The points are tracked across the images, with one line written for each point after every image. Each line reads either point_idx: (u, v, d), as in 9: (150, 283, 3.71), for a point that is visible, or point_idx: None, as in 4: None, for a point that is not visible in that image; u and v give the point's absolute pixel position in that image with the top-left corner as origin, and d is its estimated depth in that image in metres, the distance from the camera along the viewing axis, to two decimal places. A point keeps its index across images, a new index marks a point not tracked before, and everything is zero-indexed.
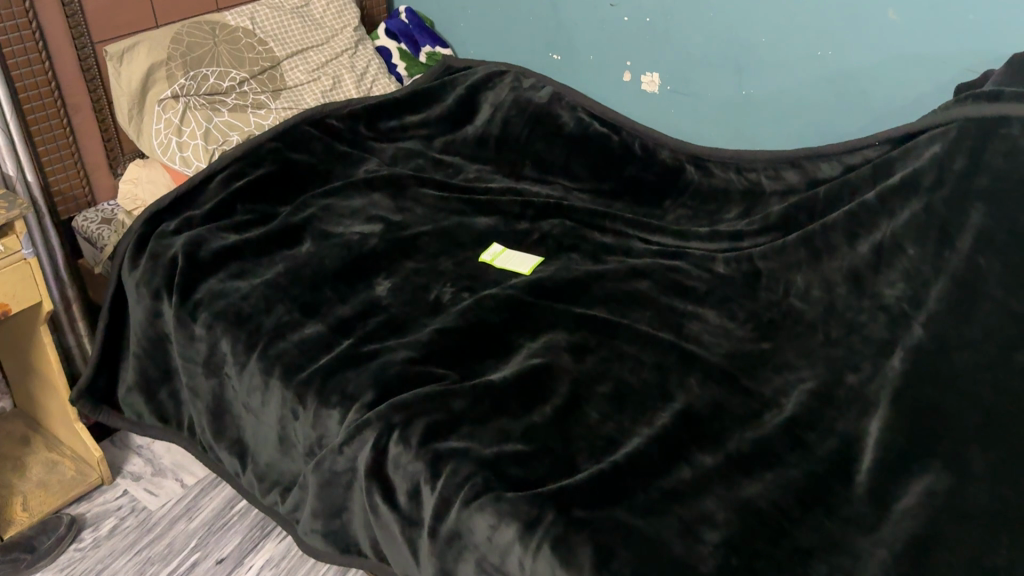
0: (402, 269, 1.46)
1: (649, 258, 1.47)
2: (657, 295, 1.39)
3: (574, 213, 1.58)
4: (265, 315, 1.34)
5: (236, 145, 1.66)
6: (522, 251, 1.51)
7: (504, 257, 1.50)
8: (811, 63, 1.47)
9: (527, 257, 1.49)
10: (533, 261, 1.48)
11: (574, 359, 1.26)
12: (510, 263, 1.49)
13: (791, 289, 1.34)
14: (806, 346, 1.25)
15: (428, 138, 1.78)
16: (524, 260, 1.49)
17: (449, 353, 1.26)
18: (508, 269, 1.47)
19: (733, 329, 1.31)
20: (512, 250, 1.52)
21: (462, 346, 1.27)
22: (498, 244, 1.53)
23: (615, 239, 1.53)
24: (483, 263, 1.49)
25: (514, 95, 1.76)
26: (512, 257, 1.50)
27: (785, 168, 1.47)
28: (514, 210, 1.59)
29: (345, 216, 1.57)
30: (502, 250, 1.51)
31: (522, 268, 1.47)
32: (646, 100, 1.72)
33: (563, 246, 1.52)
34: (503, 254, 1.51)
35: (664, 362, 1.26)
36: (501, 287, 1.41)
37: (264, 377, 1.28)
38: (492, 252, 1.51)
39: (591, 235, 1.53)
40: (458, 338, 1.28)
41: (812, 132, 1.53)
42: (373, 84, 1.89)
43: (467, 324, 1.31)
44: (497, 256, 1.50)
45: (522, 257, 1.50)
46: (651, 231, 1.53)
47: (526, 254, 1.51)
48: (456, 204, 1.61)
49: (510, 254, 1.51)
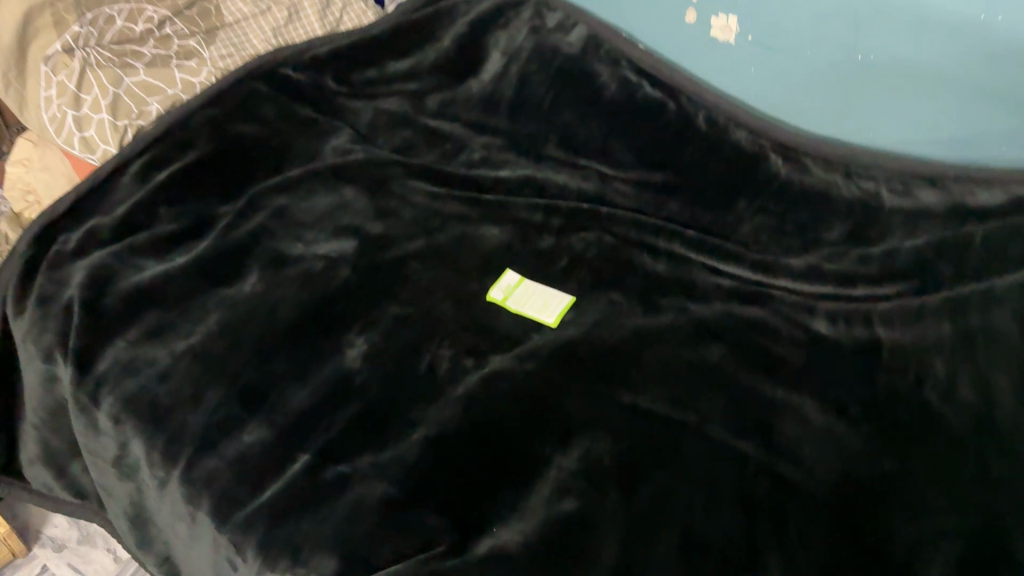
0: (382, 315, 1.07)
1: (720, 305, 1.08)
2: (734, 371, 1.01)
3: (616, 225, 1.18)
4: (190, 408, 0.97)
5: (158, 120, 1.22)
6: (545, 284, 1.12)
7: (520, 295, 1.10)
8: (965, 30, 1.03)
9: (554, 297, 1.10)
10: (560, 304, 1.09)
11: (621, 491, 0.90)
12: (528, 305, 1.09)
13: (926, 377, 0.98)
14: (952, 477, 0.89)
15: (418, 94, 1.35)
16: (548, 303, 1.09)
17: (450, 480, 0.90)
18: (526, 315, 1.08)
19: (844, 436, 0.94)
20: (532, 282, 1.12)
21: (467, 465, 0.91)
22: (513, 272, 1.13)
23: (673, 265, 1.13)
24: (492, 303, 1.10)
25: (535, 40, 1.35)
26: (532, 296, 1.10)
27: (917, 183, 1.12)
28: (536, 219, 1.19)
29: (307, 225, 1.16)
30: (518, 283, 1.12)
31: (545, 316, 1.08)
32: (715, 52, 1.27)
33: (602, 279, 1.12)
34: (519, 290, 1.11)
35: (750, 497, 0.89)
36: (517, 352, 1.03)
37: (191, 507, 0.92)
38: (504, 284, 1.11)
39: (640, 258, 1.14)
40: (462, 454, 0.92)
41: (953, 118, 1.11)
42: (343, 13, 1.44)
43: (472, 426, 0.95)
44: (512, 293, 1.11)
45: (545, 295, 1.10)
46: (720, 257, 1.13)
47: (551, 290, 1.11)
48: (458, 207, 1.20)
49: (528, 290, 1.11)
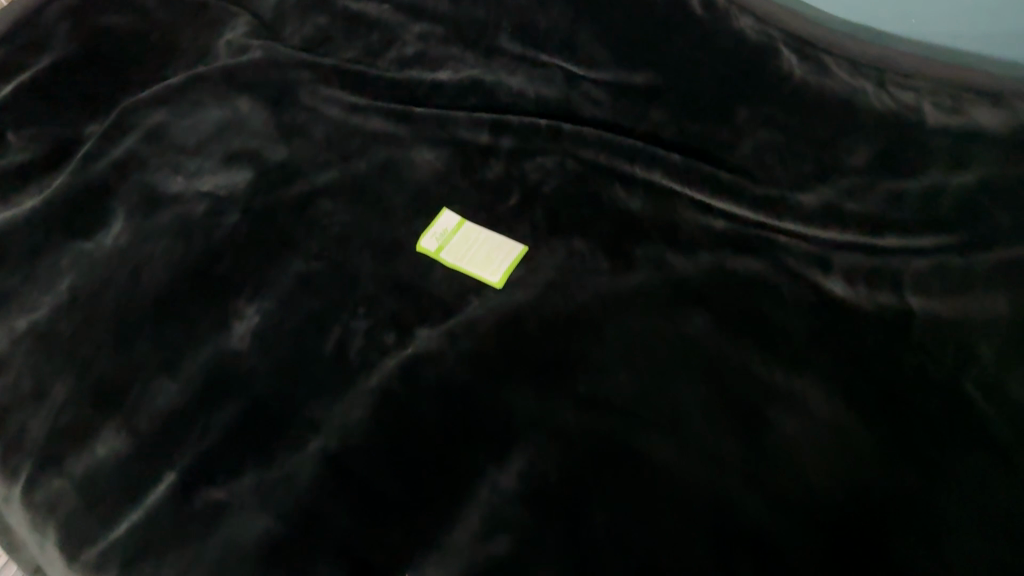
0: (281, 276, 0.85)
1: (707, 257, 0.85)
2: (722, 353, 0.79)
3: (581, 148, 0.93)
4: (33, 408, 0.77)
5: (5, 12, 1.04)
6: (491, 230, 0.89)
7: (458, 245, 0.88)
8: None
9: (500, 247, 0.87)
10: (508, 258, 0.86)
11: (568, 523, 0.69)
12: (468, 259, 0.87)
13: (968, 362, 0.76)
14: (993, 501, 0.69)
15: None
16: (493, 255, 0.87)
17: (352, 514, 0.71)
18: (465, 273, 0.86)
19: (863, 445, 0.73)
20: (474, 226, 0.89)
21: (375, 492, 0.72)
22: (450, 214, 0.90)
23: (651, 204, 0.89)
24: (425, 255, 0.88)
25: None
26: (473, 247, 0.87)
27: (972, 101, 0.89)
28: (481, 141, 0.94)
29: (189, 150, 0.93)
30: (458, 228, 0.89)
31: (489, 274, 0.85)
32: None
33: (561, 224, 0.88)
34: (457, 238, 0.88)
35: (737, 523, 0.69)
36: (448, 332, 0.81)
37: (34, 537, 0.73)
38: (439, 230, 0.89)
39: (610, 194, 0.90)
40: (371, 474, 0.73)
41: (1008, 9, 0.90)
42: None
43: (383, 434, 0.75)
44: (449, 242, 0.88)
45: (489, 246, 0.87)
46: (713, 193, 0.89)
47: (498, 238, 0.88)
48: (383, 125, 0.96)
49: (470, 238, 0.88)
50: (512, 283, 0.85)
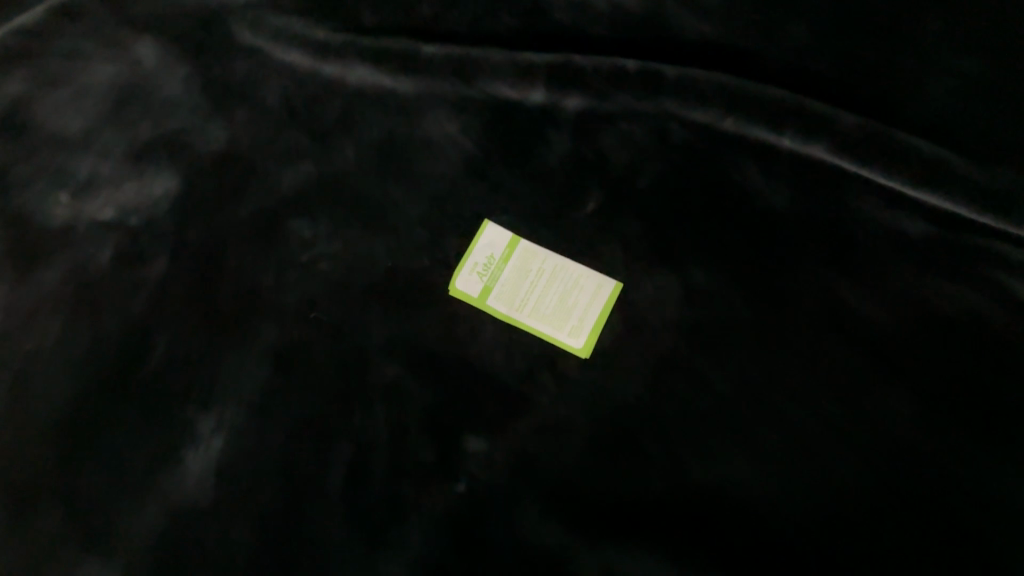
0: (247, 363, 0.55)
1: (899, 290, 0.56)
2: (953, 470, 0.50)
3: (694, 106, 0.61)
4: None
5: None
6: (560, 255, 0.58)
7: (513, 284, 0.57)
8: None
9: (578, 285, 0.57)
10: (593, 305, 0.56)
11: None
12: (531, 307, 0.57)
13: None
14: None
15: None
16: (568, 300, 0.57)
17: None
18: (528, 330, 0.56)
19: None
20: (535, 248, 0.58)
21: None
22: (494, 230, 0.58)
23: (806, 200, 0.59)
24: (463, 302, 0.57)
25: None
26: (536, 287, 0.57)
27: None
28: (533, 103, 0.62)
29: (75, 147, 0.59)
30: (510, 254, 0.58)
31: (565, 334, 0.56)
32: None
33: (670, 241, 0.58)
34: (510, 271, 0.58)
35: None
36: (519, 454, 0.52)
37: None
38: (482, 260, 0.58)
39: (741, 181, 0.60)
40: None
41: None
42: None
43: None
44: (497, 278, 0.57)
45: (561, 284, 0.57)
46: (894, 175, 0.58)
47: (573, 269, 0.58)
48: (376, 77, 0.62)
49: (529, 272, 0.58)
50: (607, 351, 0.56)
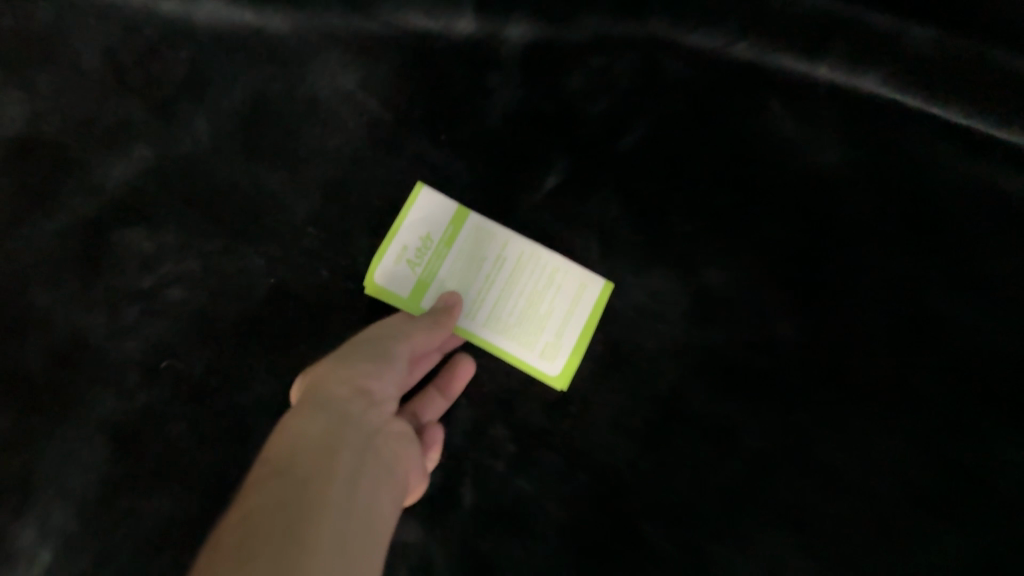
0: (69, 445, 0.37)
1: (995, 284, 0.40)
2: None
3: (697, 28, 0.42)
4: None
5: None
6: (525, 237, 0.41)
7: (460, 274, 0.40)
8: None
9: (552, 284, 0.40)
10: (574, 316, 0.40)
11: None
12: (484, 311, 0.40)
13: None
14: None
15: None
16: (538, 306, 0.40)
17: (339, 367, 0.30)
18: (480, 346, 0.40)
19: None
20: (491, 228, 0.41)
21: (380, 361, 0.31)
22: (432, 198, 0.41)
23: (865, 157, 0.41)
24: (384, 302, 0.40)
25: None
26: (494, 284, 0.40)
27: None
28: (461, 36, 0.43)
29: None
30: (455, 236, 0.41)
31: (534, 359, 0.39)
32: None
33: (666, 227, 0.41)
34: (454, 260, 0.41)
35: None
36: (469, 561, 0.36)
37: None
38: (414, 244, 0.41)
39: (766, 132, 0.42)
40: (388, 400, 0.30)
41: None
42: None
43: (417, 329, 0.35)
44: (437, 269, 0.40)
45: (529, 280, 0.41)
46: (984, 116, 0.41)
47: (547, 261, 0.41)
48: (234, 12, 0.43)
49: (484, 259, 0.41)
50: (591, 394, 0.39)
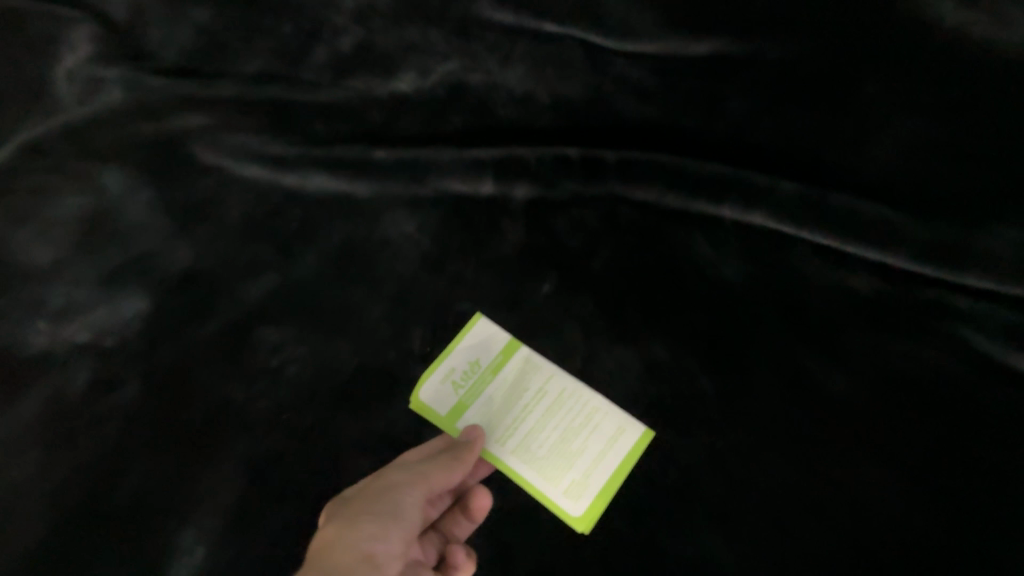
0: (220, 470, 0.55)
1: (853, 348, 0.57)
2: (918, 526, 0.51)
3: (638, 186, 0.63)
4: None
5: None
6: (564, 378, 0.58)
7: (504, 399, 0.58)
8: None
9: (584, 426, 0.56)
10: (600, 455, 0.55)
11: None
12: (525, 431, 0.56)
13: None
14: None
15: None
16: (569, 440, 0.56)
17: (355, 530, 0.43)
18: (514, 469, 0.55)
19: None
20: (538, 368, 0.58)
21: (387, 518, 0.45)
22: (491, 333, 0.60)
23: (758, 268, 0.60)
24: (430, 416, 0.57)
25: None
26: (534, 413, 0.57)
27: None
28: (484, 195, 0.64)
29: (48, 279, 0.61)
30: (504, 366, 0.59)
31: (559, 490, 0.53)
32: None
33: (627, 319, 0.59)
34: (499, 386, 0.58)
35: None
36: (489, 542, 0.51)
37: None
38: (470, 365, 0.59)
39: (693, 254, 0.61)
40: (389, 555, 0.43)
41: None
42: None
43: (432, 473, 0.48)
44: (480, 393, 0.58)
45: (564, 419, 0.57)
46: (836, 236, 0.60)
47: (584, 401, 0.57)
48: (332, 184, 0.64)
49: (528, 390, 0.58)
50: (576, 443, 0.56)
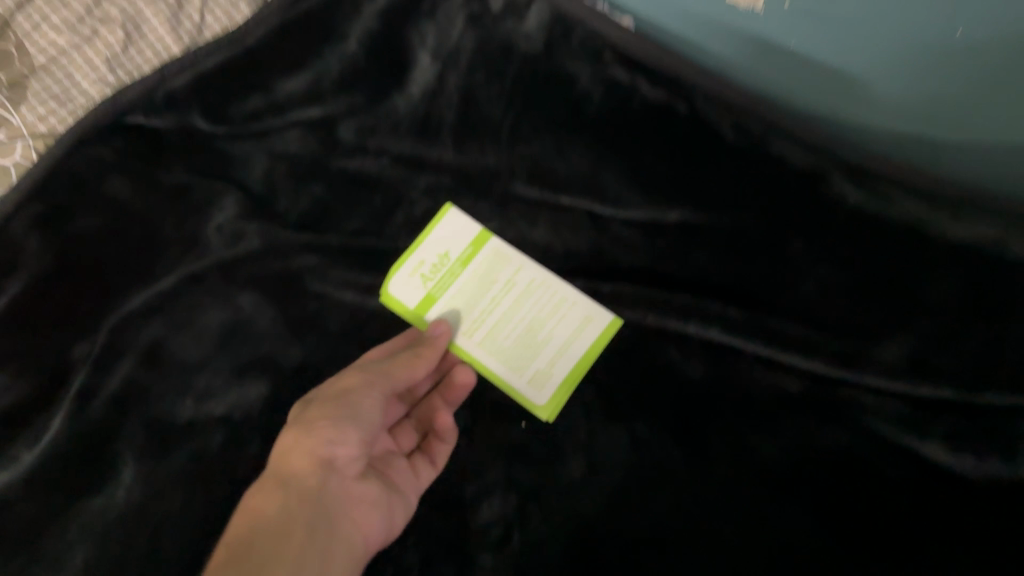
0: None
1: (785, 431, 0.76)
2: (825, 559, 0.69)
3: (627, 309, 0.84)
4: None
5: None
6: (530, 276, 0.88)
7: (484, 287, 0.89)
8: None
9: (544, 311, 0.87)
10: (557, 341, 0.85)
11: None
12: (499, 313, 0.88)
13: None
14: None
15: (324, 124, 0.96)
16: (533, 325, 0.87)
17: (324, 433, 0.69)
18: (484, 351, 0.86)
19: None
20: (510, 266, 0.89)
21: (347, 422, 0.70)
22: (474, 238, 0.91)
23: (716, 368, 0.80)
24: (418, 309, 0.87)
25: (476, 33, 0.94)
26: (505, 300, 0.88)
27: None
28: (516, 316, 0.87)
29: (198, 369, 0.84)
30: (479, 263, 0.90)
31: (526, 377, 0.83)
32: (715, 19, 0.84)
33: (618, 408, 0.79)
34: (476, 276, 0.89)
35: None
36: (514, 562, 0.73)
37: None
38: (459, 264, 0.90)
39: (664, 358, 0.81)
40: (341, 453, 0.70)
41: None
42: None
43: (390, 374, 0.75)
44: (461, 285, 0.89)
45: (527, 300, 0.88)
46: (772, 345, 0.79)
47: (546, 292, 0.87)
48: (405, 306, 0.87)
49: (501, 281, 0.89)
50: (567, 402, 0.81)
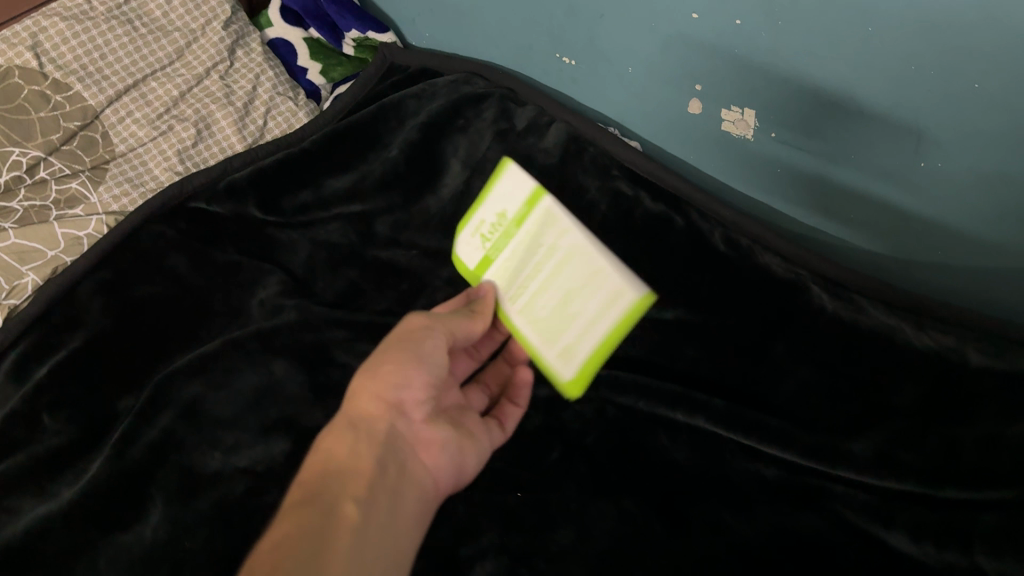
0: None
1: (762, 516, 0.81)
2: None
3: (621, 397, 0.93)
4: None
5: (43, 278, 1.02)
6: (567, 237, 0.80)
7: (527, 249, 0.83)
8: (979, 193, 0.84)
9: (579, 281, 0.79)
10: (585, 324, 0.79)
11: None
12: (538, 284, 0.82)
13: None
14: None
15: (364, 218, 1.08)
16: (566, 301, 0.80)
17: (391, 381, 0.74)
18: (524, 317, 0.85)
19: None
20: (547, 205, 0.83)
21: (413, 364, 0.75)
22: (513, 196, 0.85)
23: (699, 456, 0.87)
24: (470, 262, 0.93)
25: (502, 147, 1.09)
26: (544, 265, 0.82)
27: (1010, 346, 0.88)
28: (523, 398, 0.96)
29: (229, 424, 0.91)
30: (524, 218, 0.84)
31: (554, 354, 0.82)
32: (716, 145, 1.01)
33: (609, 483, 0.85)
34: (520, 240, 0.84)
35: None
36: None
37: None
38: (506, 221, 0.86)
39: (654, 444, 0.89)
40: (407, 395, 0.74)
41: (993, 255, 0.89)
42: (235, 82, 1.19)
43: (453, 319, 0.80)
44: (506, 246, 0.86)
45: (566, 275, 0.80)
46: (750, 436, 0.86)
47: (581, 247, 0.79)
48: None
49: (542, 244, 0.82)
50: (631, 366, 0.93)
